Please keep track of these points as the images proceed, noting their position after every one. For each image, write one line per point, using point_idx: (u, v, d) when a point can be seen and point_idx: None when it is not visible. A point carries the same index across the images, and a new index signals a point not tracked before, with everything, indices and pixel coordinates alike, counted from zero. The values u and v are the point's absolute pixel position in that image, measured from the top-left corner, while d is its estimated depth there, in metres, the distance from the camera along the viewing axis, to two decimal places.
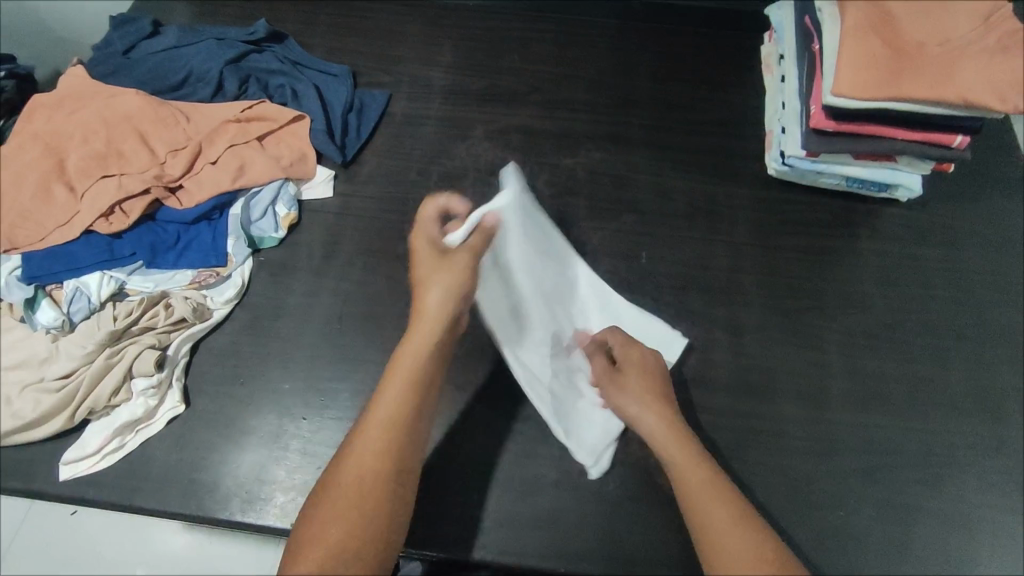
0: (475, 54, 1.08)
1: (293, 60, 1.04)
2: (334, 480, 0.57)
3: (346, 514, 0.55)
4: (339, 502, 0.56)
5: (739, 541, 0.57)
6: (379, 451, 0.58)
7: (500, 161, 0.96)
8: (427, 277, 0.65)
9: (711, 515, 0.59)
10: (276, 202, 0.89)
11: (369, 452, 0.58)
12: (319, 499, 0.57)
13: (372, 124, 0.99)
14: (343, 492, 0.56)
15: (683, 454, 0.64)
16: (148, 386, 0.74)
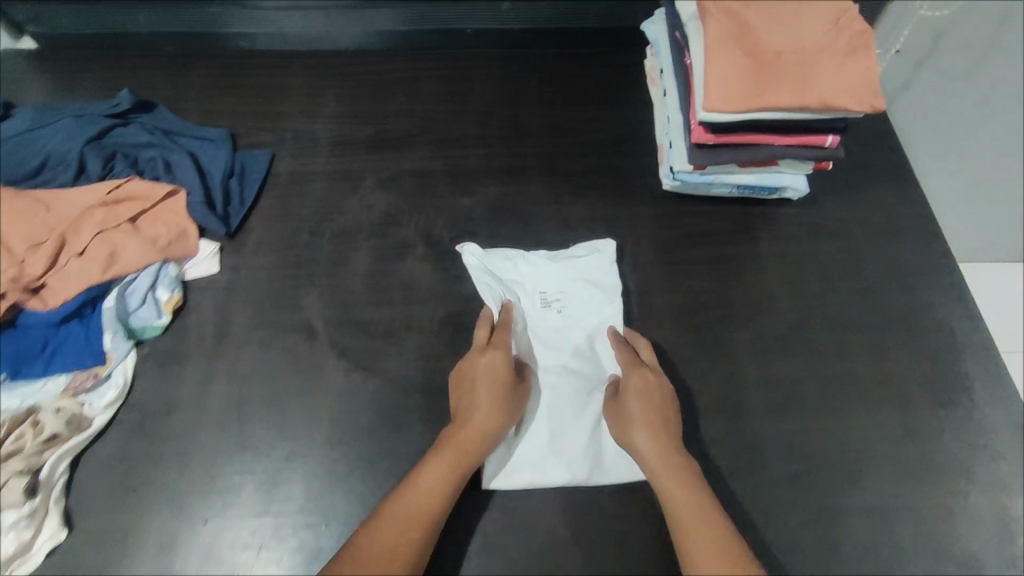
0: (360, 102, 1.05)
1: (165, 129, 0.99)
2: (414, 482, 0.66)
3: (411, 525, 0.63)
4: (416, 503, 0.65)
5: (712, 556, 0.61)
6: (449, 468, 0.67)
7: (396, 209, 0.93)
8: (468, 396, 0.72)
9: (697, 543, 0.62)
10: (156, 285, 0.83)
11: (451, 457, 0.68)
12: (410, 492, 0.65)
13: (256, 188, 0.95)
14: (420, 493, 0.66)
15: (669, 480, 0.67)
16: (19, 518, 0.66)
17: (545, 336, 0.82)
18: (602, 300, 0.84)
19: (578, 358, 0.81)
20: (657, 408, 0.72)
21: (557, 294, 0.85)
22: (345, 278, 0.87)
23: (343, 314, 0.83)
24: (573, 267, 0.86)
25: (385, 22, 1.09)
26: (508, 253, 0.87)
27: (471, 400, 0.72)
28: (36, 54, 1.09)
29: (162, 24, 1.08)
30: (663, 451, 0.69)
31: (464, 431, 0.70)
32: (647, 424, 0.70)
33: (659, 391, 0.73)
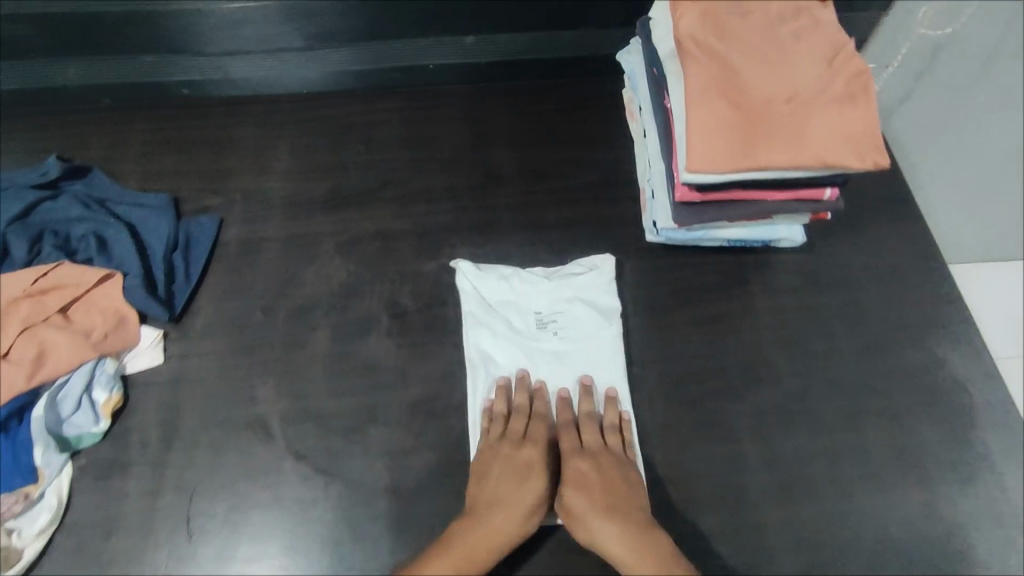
0: (314, 154, 0.96)
1: (100, 198, 0.90)
2: (455, 552, 0.64)
3: None
4: (455, 572, 0.62)
5: None
6: (495, 542, 0.65)
7: (357, 279, 0.85)
8: (507, 464, 0.69)
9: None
10: (92, 385, 0.75)
11: (496, 536, 0.65)
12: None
13: (203, 261, 0.87)
14: (464, 562, 0.63)
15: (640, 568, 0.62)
16: None
17: (542, 361, 0.78)
18: (598, 327, 0.79)
19: (574, 381, 0.77)
20: (610, 476, 0.68)
21: (553, 315, 0.80)
22: (303, 364, 0.79)
23: (301, 406, 0.76)
24: (569, 284, 0.81)
25: (339, 61, 0.98)
26: (503, 271, 0.82)
27: (516, 469, 0.69)
28: None
29: (93, 76, 0.98)
30: (630, 537, 0.63)
31: (507, 502, 0.67)
32: (602, 499, 0.66)
33: (606, 455, 0.70)
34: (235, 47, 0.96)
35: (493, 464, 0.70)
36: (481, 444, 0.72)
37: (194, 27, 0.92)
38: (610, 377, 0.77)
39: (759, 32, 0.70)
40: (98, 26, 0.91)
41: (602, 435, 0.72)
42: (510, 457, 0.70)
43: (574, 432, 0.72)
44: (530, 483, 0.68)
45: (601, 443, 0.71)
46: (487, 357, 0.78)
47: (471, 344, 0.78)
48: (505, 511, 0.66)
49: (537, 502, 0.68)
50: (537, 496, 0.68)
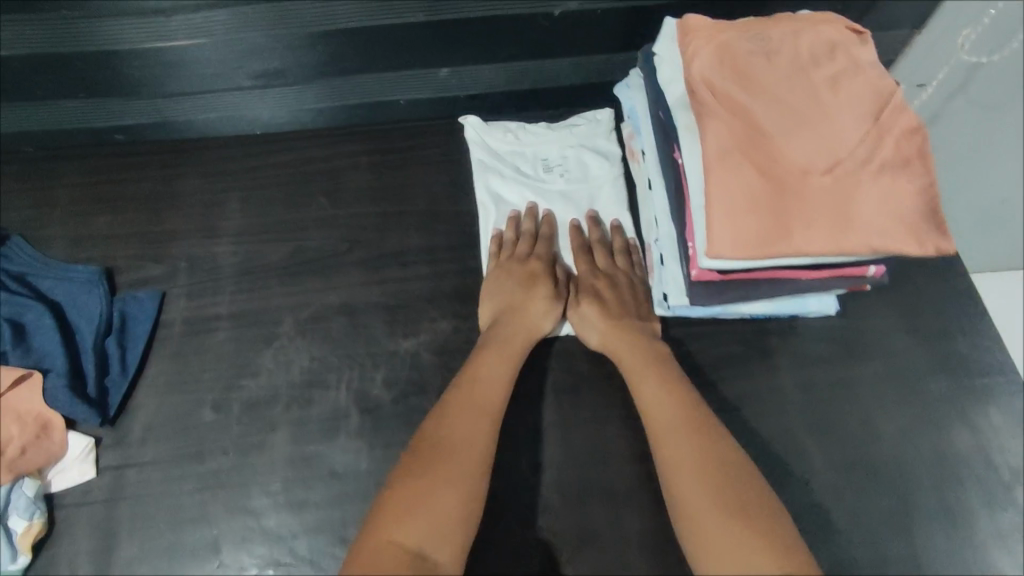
0: (270, 208, 0.84)
1: (20, 273, 0.78)
2: (473, 368, 0.66)
3: (476, 410, 0.63)
4: (474, 387, 0.65)
5: (697, 459, 0.58)
6: (505, 355, 0.68)
7: (322, 363, 0.74)
8: (510, 281, 0.73)
9: (682, 447, 0.60)
10: (9, 513, 0.63)
11: (510, 351, 0.68)
12: (447, 418, 0.62)
13: (143, 345, 0.75)
14: (482, 374, 0.66)
15: (652, 381, 0.65)
16: None
17: (552, 200, 0.80)
18: (604, 164, 0.81)
19: (581, 217, 0.80)
20: (622, 292, 0.72)
21: (558, 160, 0.82)
22: (261, 473, 0.68)
23: (260, 525, 0.66)
24: (572, 133, 0.83)
25: (296, 100, 0.86)
26: (508, 124, 0.83)
27: (519, 283, 0.72)
28: None
29: (14, 122, 0.85)
30: (646, 349, 0.68)
31: (512, 315, 0.71)
32: (616, 320, 0.70)
33: (618, 275, 0.74)
34: (175, 88, 0.83)
35: (508, 281, 0.73)
36: (492, 264, 0.76)
37: (125, 66, 0.79)
38: (615, 210, 0.80)
39: (787, 79, 0.59)
40: (11, 70, 0.78)
41: (613, 257, 0.76)
42: (512, 274, 0.73)
43: (586, 253, 0.76)
44: (536, 294, 0.71)
45: (612, 265, 0.75)
46: (498, 200, 0.80)
47: (483, 193, 0.80)
48: (513, 325, 0.70)
49: (544, 313, 0.71)
50: (545, 309, 0.71)
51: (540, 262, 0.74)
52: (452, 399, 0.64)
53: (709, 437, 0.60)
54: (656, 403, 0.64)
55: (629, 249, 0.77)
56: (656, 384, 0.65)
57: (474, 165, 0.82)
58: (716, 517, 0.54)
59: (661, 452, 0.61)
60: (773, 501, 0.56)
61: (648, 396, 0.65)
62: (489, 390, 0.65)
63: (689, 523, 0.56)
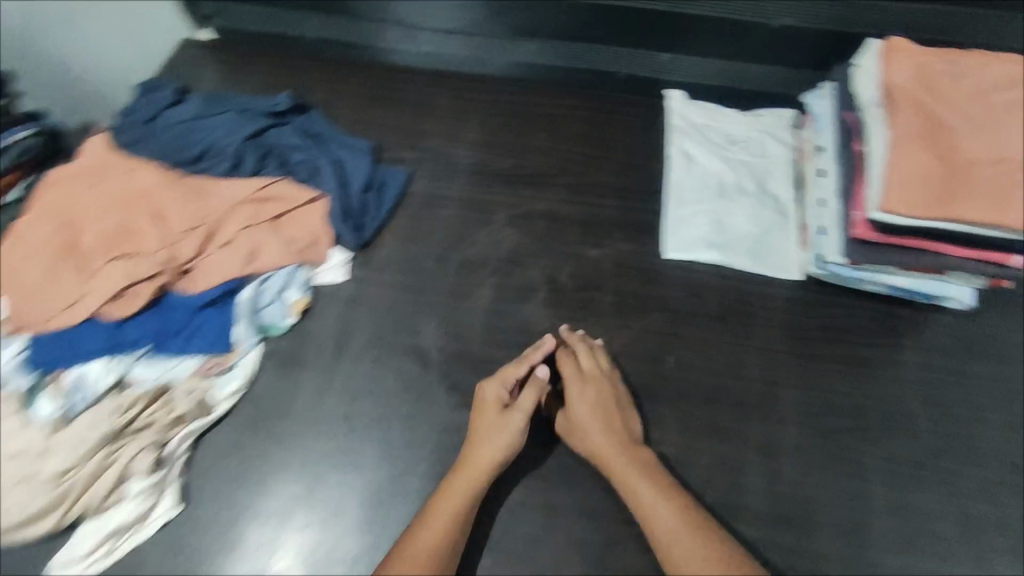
0: (500, 131, 1.06)
1: (316, 134, 1.03)
2: (432, 511, 0.70)
3: (432, 556, 0.66)
4: (444, 528, 0.68)
5: (698, 556, 0.65)
6: (462, 498, 0.71)
7: (522, 250, 0.94)
8: (486, 425, 0.75)
9: (685, 555, 0.65)
10: (288, 286, 0.88)
11: (462, 491, 0.71)
12: (408, 552, 0.66)
13: (391, 204, 0.97)
14: (436, 522, 0.69)
15: (636, 484, 0.71)
16: (144, 488, 0.73)
17: (733, 164, 1.00)
18: (780, 149, 1.01)
19: (753, 181, 0.99)
20: (594, 398, 0.77)
21: (741, 138, 1.02)
22: (466, 312, 0.88)
23: (459, 346, 0.85)
24: (757, 121, 1.03)
25: (537, 55, 1.10)
26: (705, 104, 1.05)
27: (493, 424, 0.75)
28: (211, 45, 1.19)
29: (330, 35, 1.15)
30: (626, 454, 0.74)
31: (476, 449, 0.74)
32: (595, 427, 0.76)
33: (593, 379, 0.79)
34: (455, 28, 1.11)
35: (490, 409, 0.76)
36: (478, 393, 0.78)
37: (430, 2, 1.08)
38: (783, 184, 0.98)
39: (974, 95, 0.73)
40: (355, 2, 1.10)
41: (589, 356, 0.81)
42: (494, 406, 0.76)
43: (567, 360, 0.81)
44: (500, 432, 0.74)
45: (602, 377, 0.79)
46: (687, 156, 1.01)
47: (677, 149, 1.01)
48: (474, 462, 0.73)
49: (505, 453, 0.74)
50: (504, 448, 0.73)
51: (523, 395, 0.76)
52: (415, 538, 0.68)
53: (707, 540, 0.66)
54: (650, 508, 0.69)
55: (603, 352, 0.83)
56: (645, 486, 0.71)
57: (670, 129, 1.04)
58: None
59: (662, 550, 0.67)
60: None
61: (634, 495, 0.71)
62: (450, 530, 0.69)
63: None
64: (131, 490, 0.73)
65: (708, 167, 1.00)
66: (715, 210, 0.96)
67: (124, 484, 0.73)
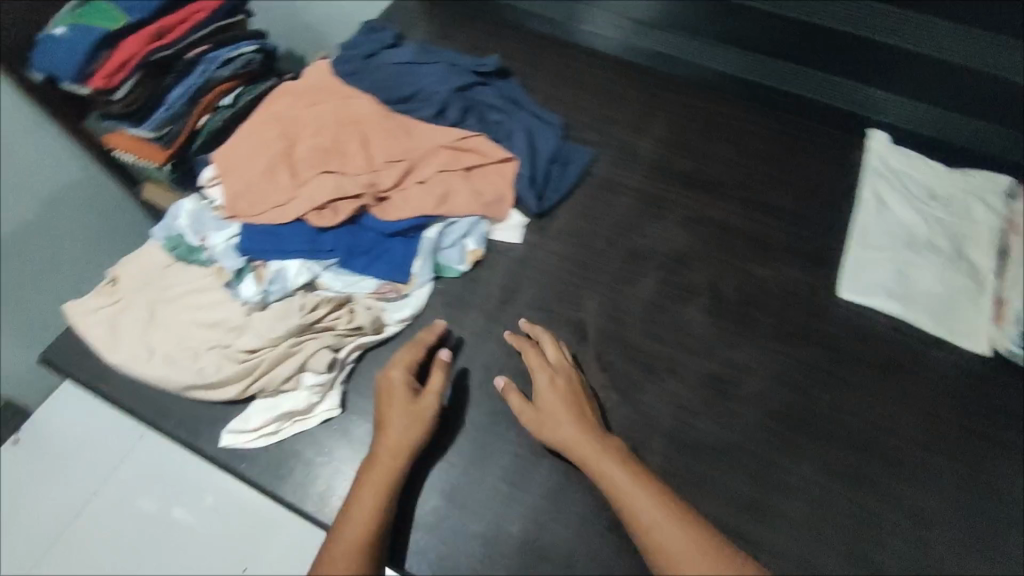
0: (688, 134, 1.06)
1: (512, 99, 1.08)
2: (362, 489, 0.71)
3: (363, 533, 0.68)
4: (372, 506, 0.70)
5: (682, 546, 0.62)
6: (386, 475, 0.72)
7: (691, 252, 0.94)
8: (389, 410, 0.76)
9: (669, 543, 0.63)
10: (467, 235, 0.92)
11: (385, 468, 0.72)
12: (347, 528, 0.69)
13: (573, 180, 1.00)
14: (365, 500, 0.70)
15: (611, 470, 0.69)
16: (315, 383, 0.80)
17: (930, 220, 0.94)
18: (985, 215, 0.94)
19: (950, 242, 0.92)
20: (564, 390, 0.77)
21: (945, 196, 0.97)
22: (628, 300, 0.89)
23: (616, 329, 0.87)
24: (966, 181, 0.97)
25: (747, 65, 1.10)
26: (910, 153, 1.00)
27: (388, 405, 0.76)
28: (428, 1, 1.27)
29: (539, 14, 1.22)
30: (597, 441, 0.72)
31: (400, 429, 0.74)
32: (565, 418, 0.74)
33: (560, 371, 0.78)
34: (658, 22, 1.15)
35: (403, 397, 0.76)
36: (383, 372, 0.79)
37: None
38: (982, 252, 0.92)
39: None
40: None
41: (557, 351, 0.81)
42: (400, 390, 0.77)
43: (532, 354, 0.81)
44: (409, 415, 0.75)
45: (561, 367, 0.79)
46: (880, 202, 0.96)
47: (870, 193, 0.97)
48: (393, 440, 0.74)
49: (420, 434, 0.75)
50: (410, 427, 0.75)
51: (432, 380, 0.79)
52: (350, 514, 0.70)
53: (687, 528, 0.64)
54: (624, 494, 0.67)
55: (564, 347, 0.83)
56: (620, 473, 0.69)
57: (867, 170, 0.99)
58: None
59: (644, 539, 0.65)
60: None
61: (609, 483, 0.69)
62: (377, 505, 0.70)
63: None
64: (305, 381, 0.80)
65: (901, 218, 0.95)
66: (903, 263, 0.91)
67: (301, 374, 0.80)
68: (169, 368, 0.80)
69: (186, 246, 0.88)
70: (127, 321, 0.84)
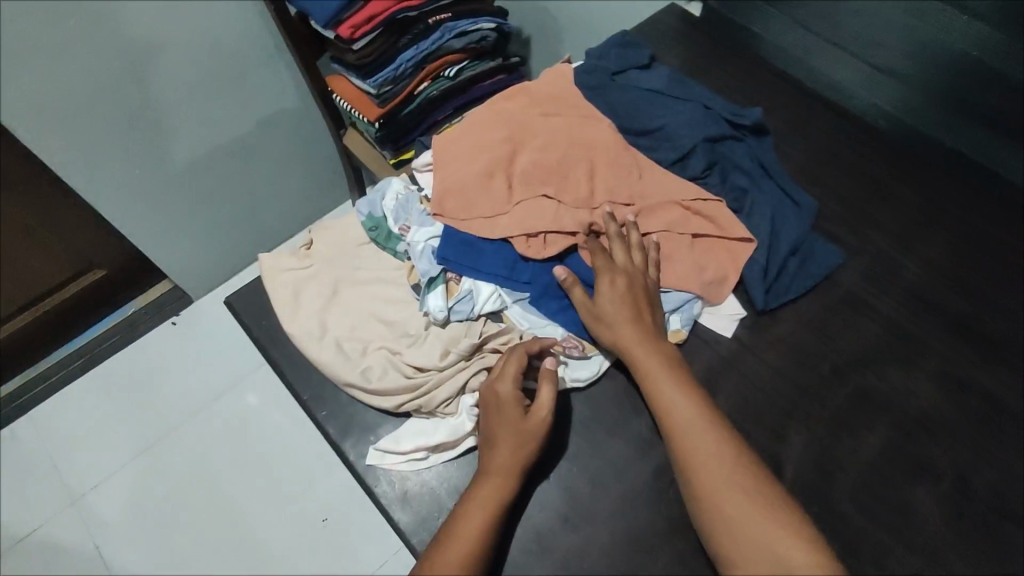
0: (970, 269, 0.86)
1: (762, 163, 0.93)
2: (472, 501, 0.66)
3: (469, 547, 0.63)
4: (482, 520, 0.65)
5: (712, 457, 0.63)
6: (496, 490, 0.67)
7: (941, 421, 0.76)
8: (495, 420, 0.69)
9: (701, 454, 0.63)
10: (675, 311, 0.80)
11: (497, 484, 0.67)
12: (454, 535, 0.64)
13: (812, 282, 0.84)
14: (475, 513, 0.65)
15: (656, 378, 0.69)
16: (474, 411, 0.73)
17: None
18: None
19: None
20: (625, 293, 0.73)
21: None
22: (845, 453, 0.74)
23: (821, 483, 0.72)
24: None
25: None
26: None
27: (495, 408, 0.70)
28: (694, 23, 1.14)
29: (816, 72, 1.06)
30: (647, 347, 0.71)
31: (504, 435, 0.68)
32: (621, 320, 0.72)
33: (624, 272, 0.75)
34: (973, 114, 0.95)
35: (509, 408, 0.69)
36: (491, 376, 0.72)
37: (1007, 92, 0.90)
38: None
39: None
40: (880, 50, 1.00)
41: (625, 252, 0.77)
42: (513, 415, 0.69)
43: (598, 252, 0.78)
44: (516, 433, 0.68)
45: (626, 265, 0.76)
46: None
47: None
48: (500, 452, 0.68)
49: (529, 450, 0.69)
50: (517, 442, 0.68)
51: (540, 394, 0.70)
52: (460, 521, 0.65)
53: (721, 444, 0.63)
54: (665, 403, 0.67)
55: (635, 237, 0.78)
56: (664, 381, 0.68)
57: None
58: (747, 530, 0.59)
59: (676, 448, 0.65)
60: (813, 537, 0.58)
61: (652, 390, 0.69)
62: (486, 521, 0.65)
63: (726, 531, 0.60)
64: (462, 406, 0.74)
65: None
66: None
67: (460, 397, 0.75)
68: (336, 357, 0.77)
69: (385, 231, 0.84)
70: (310, 293, 0.82)
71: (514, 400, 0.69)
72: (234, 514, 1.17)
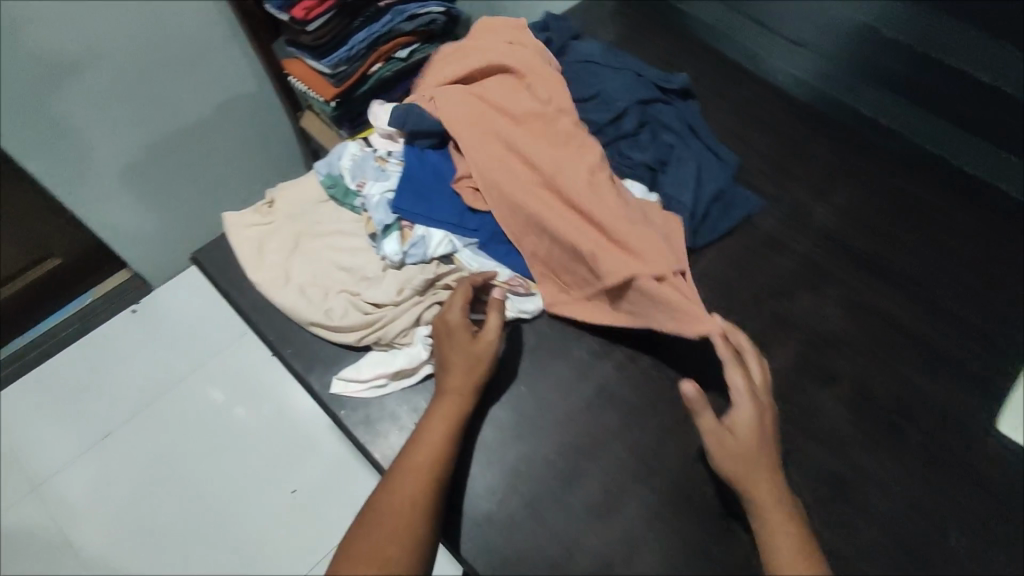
0: (872, 210, 0.97)
1: (689, 124, 1.02)
2: (435, 414, 0.73)
3: (433, 451, 0.70)
4: (444, 428, 0.72)
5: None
6: (455, 403, 0.74)
7: (845, 337, 0.86)
8: (449, 346, 0.76)
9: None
10: None
11: (455, 398, 0.74)
12: (420, 443, 0.71)
13: (733, 224, 0.94)
14: (438, 424, 0.72)
15: (767, 496, 0.67)
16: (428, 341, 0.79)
17: None
18: None
19: None
20: (761, 427, 0.69)
21: None
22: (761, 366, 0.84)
23: None
24: None
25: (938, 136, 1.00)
26: None
27: (447, 337, 0.76)
28: (627, 6, 1.24)
29: (736, 44, 1.16)
30: (766, 469, 0.68)
31: (457, 357, 0.75)
32: (753, 447, 0.68)
33: (757, 400, 0.71)
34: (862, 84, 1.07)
35: (459, 333, 0.76)
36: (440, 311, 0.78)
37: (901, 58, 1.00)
38: None
39: None
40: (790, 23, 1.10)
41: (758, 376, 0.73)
42: (460, 338, 0.76)
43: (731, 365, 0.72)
44: (467, 354, 0.75)
45: (752, 386, 0.72)
46: None
47: None
48: (455, 372, 0.75)
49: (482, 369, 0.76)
50: (469, 362, 0.75)
51: (487, 321, 0.77)
52: (423, 430, 0.71)
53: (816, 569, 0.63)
54: (775, 526, 0.65)
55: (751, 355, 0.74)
56: (772, 499, 0.66)
57: None
58: None
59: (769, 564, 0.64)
60: None
61: (760, 507, 0.66)
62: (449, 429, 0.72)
63: None
64: (417, 336, 0.81)
65: None
66: None
67: (414, 328, 0.81)
68: (300, 301, 0.84)
69: (343, 188, 0.90)
70: (273, 245, 0.88)
71: (464, 331, 0.76)
72: (199, 494, 1.14)
